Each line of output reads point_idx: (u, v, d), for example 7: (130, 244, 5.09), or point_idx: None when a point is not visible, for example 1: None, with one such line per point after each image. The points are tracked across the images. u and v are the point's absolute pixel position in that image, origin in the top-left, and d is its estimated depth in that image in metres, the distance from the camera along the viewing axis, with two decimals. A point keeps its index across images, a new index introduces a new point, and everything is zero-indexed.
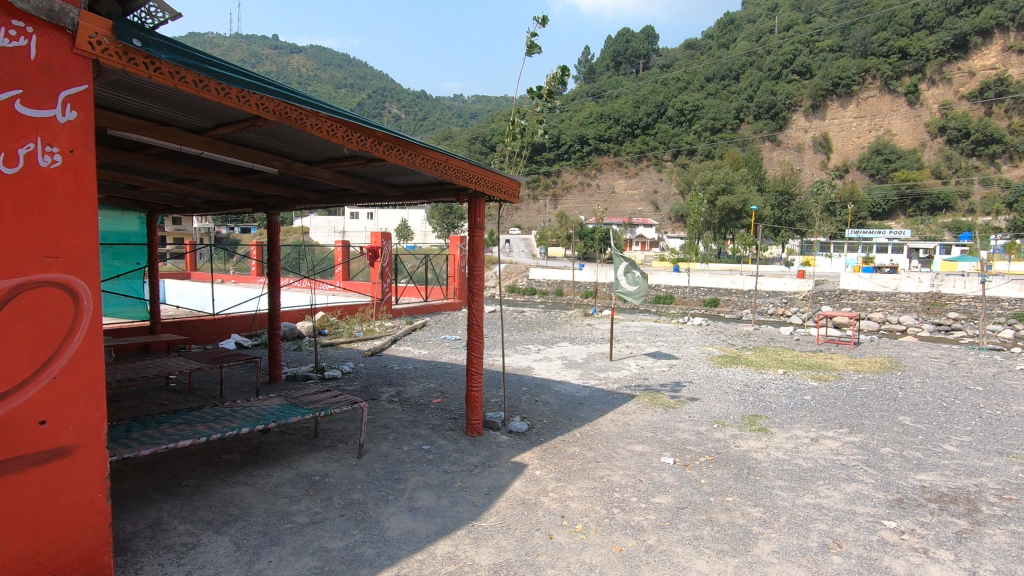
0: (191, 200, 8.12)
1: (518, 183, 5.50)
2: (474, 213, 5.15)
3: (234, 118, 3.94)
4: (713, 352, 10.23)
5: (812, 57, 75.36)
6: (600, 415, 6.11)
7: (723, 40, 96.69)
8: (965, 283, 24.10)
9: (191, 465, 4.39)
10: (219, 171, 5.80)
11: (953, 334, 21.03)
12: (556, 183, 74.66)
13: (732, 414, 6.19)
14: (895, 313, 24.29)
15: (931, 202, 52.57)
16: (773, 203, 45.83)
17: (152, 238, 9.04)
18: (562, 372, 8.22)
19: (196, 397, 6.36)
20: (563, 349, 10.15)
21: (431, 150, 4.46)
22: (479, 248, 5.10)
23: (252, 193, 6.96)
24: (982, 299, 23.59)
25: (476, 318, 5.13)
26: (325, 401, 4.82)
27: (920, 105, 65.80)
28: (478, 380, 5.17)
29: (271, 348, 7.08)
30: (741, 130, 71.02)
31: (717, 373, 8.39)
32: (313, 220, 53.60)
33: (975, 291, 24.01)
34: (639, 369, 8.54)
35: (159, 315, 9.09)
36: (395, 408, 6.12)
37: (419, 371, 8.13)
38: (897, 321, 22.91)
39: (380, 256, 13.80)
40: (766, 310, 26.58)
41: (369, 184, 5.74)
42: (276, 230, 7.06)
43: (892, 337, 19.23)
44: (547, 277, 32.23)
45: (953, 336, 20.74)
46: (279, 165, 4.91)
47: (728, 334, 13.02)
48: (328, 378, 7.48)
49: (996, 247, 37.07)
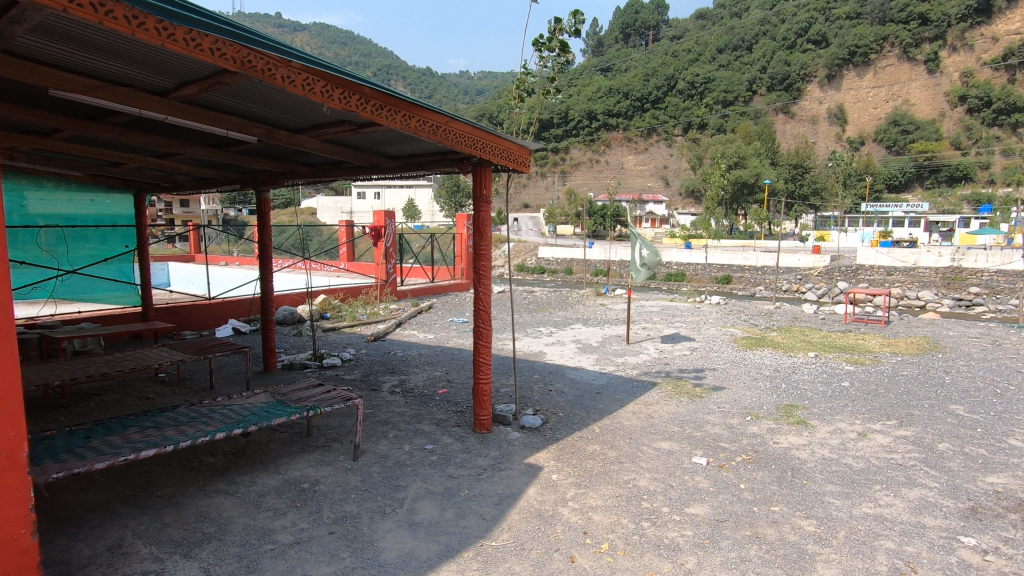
0: (178, 178, 7.56)
1: (528, 150, 4.89)
2: (479, 184, 4.56)
3: (196, 73, 3.36)
4: (736, 333, 9.65)
5: (828, 25, 72.89)
6: (620, 406, 5.59)
7: (735, 9, 93.98)
8: (987, 257, 23.20)
9: (168, 471, 3.93)
10: (199, 141, 5.24)
11: (975, 310, 20.30)
12: (564, 160, 73.49)
13: (766, 403, 5.65)
14: (914, 288, 23.49)
15: (949, 173, 50.97)
16: (787, 177, 44.73)
17: (141, 219, 8.55)
18: (577, 357, 7.67)
19: (184, 389, 5.93)
20: (577, 332, 9.62)
21: (430, 112, 3.88)
22: (484, 224, 4.53)
23: (239, 168, 6.37)
24: (1005, 273, 22.68)
25: (482, 303, 4.59)
26: (316, 398, 4.30)
27: (940, 74, 63.52)
28: (486, 372, 4.66)
29: (265, 337, 6.61)
30: (754, 103, 69.14)
31: (743, 356, 7.83)
32: (320, 201, 53.10)
33: (998, 265, 23.13)
34: (660, 353, 7.98)
35: (151, 300, 8.63)
36: (397, 401, 5.65)
37: (424, 357, 7.64)
38: (916, 297, 22.17)
39: (384, 235, 13.19)
40: (780, 287, 25.95)
41: (363, 154, 5.18)
42: (266, 209, 6.51)
43: (913, 313, 18.52)
44: (556, 255, 31.64)
45: (973, 311, 20.02)
46: (261, 132, 4.36)
47: (748, 313, 12.42)
48: (326, 367, 6.99)
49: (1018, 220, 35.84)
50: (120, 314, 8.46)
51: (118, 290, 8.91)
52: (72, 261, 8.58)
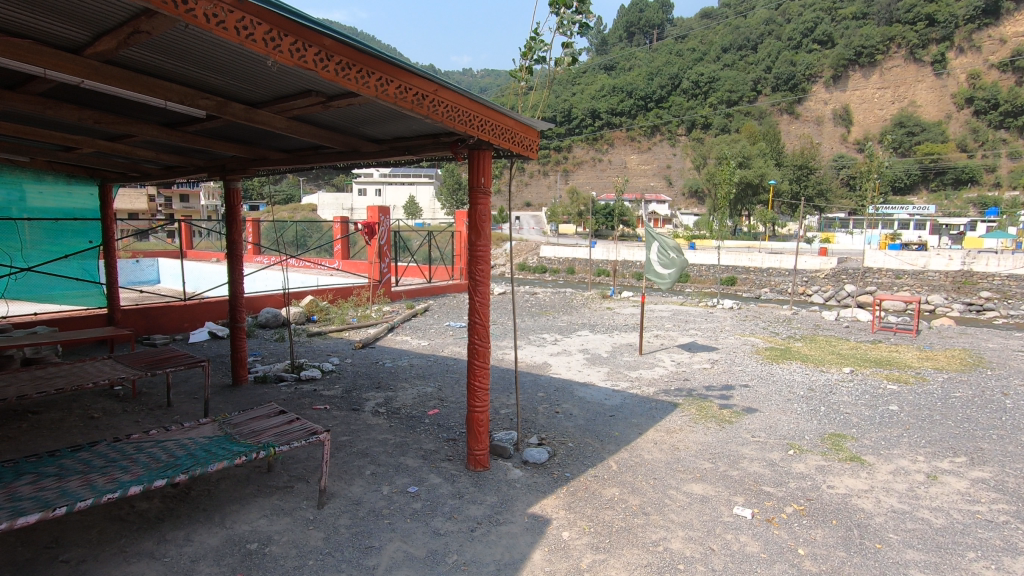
0: (143, 165, 6.76)
1: (536, 131, 4.09)
2: (476, 171, 3.75)
3: (107, 19, 2.56)
4: (757, 343, 8.85)
5: (834, 25, 71.84)
6: (638, 434, 4.82)
7: (741, 9, 92.94)
8: (999, 261, 22.24)
9: (87, 524, 3.15)
10: (151, 121, 4.45)
11: (986, 315, 19.51)
12: (567, 158, 72.64)
13: (807, 432, 4.87)
14: (923, 293, 22.66)
15: (955, 175, 49.84)
16: (790, 177, 44.37)
17: (107, 209, 7.78)
18: (585, 371, 6.88)
19: (138, 407, 5.16)
20: (584, 340, 8.82)
21: (417, 77, 3.07)
22: (482, 217, 3.74)
23: (204, 153, 5.57)
24: (1017, 277, 21.84)
25: (478, 315, 3.80)
26: (275, 431, 3.50)
27: (947, 75, 62.45)
28: (483, 399, 3.87)
29: (233, 346, 5.85)
30: (758, 102, 68.20)
31: (770, 371, 7.04)
32: (320, 198, 52.31)
33: (1011, 269, 22.24)
34: (676, 367, 7.17)
35: (118, 301, 7.88)
36: (380, 425, 4.88)
37: (416, 369, 6.85)
38: (927, 301, 21.30)
39: (377, 233, 12.37)
40: (785, 289, 25.21)
41: (339, 136, 4.39)
42: (235, 200, 5.72)
43: (926, 318, 17.73)
44: (558, 254, 30.89)
45: (984, 316, 19.21)
46: (211, 105, 3.56)
47: (765, 320, 11.61)
48: (304, 380, 6.21)
49: None
50: (82, 316, 7.68)
51: (80, 289, 8.16)
52: (27, 259, 7.83)
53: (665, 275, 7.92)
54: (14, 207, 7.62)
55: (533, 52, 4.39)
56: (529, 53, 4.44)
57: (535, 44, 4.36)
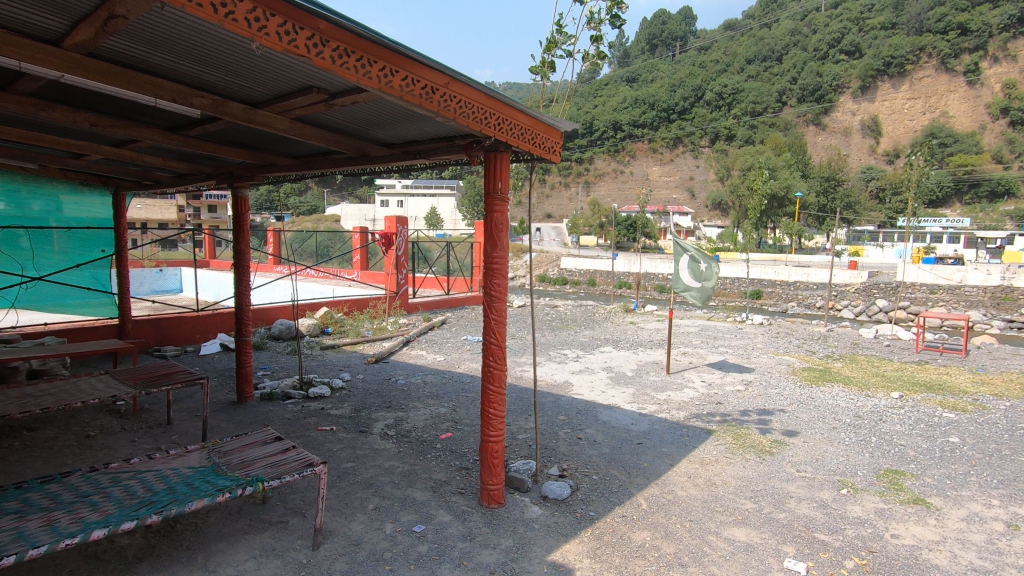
0: (156, 173, 6.60)
1: (558, 132, 3.74)
2: (493, 174, 3.39)
3: (77, 1, 2.27)
4: (793, 362, 8.30)
5: (862, 35, 70.42)
6: (669, 465, 4.38)
7: (765, 20, 91.87)
8: None
9: (57, 563, 2.83)
10: (155, 124, 4.23)
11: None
12: (589, 170, 72.26)
13: (858, 467, 4.38)
14: (959, 308, 21.65)
15: (990, 187, 48.13)
16: (818, 189, 43.37)
17: (119, 219, 7.66)
18: (610, 392, 6.43)
19: (136, 426, 4.89)
20: (608, 357, 8.38)
21: (428, 69, 2.74)
22: (498, 224, 3.39)
23: (211, 159, 5.35)
24: None
25: (494, 335, 3.43)
26: (268, 461, 3.15)
27: (981, 85, 60.56)
28: (498, 427, 3.48)
29: (238, 361, 5.57)
30: (784, 113, 67.09)
31: (810, 394, 6.53)
32: (343, 209, 52.78)
33: None
34: (707, 389, 6.67)
35: (128, 311, 7.74)
36: (389, 450, 4.53)
37: (429, 387, 6.50)
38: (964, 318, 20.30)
39: (395, 243, 12.07)
40: (812, 303, 24.39)
41: (347, 140, 4.10)
42: (243, 208, 5.48)
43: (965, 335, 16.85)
44: (579, 266, 30.50)
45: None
46: (207, 103, 3.28)
47: (798, 338, 10.99)
48: (312, 398, 5.87)
49: None
50: (91, 327, 7.52)
51: (90, 299, 8.08)
52: (36, 267, 7.68)
53: (697, 288, 7.45)
54: (51, 218, 7.92)
55: (556, 45, 4.04)
56: (551, 48, 4.10)
57: (558, 36, 4.02)
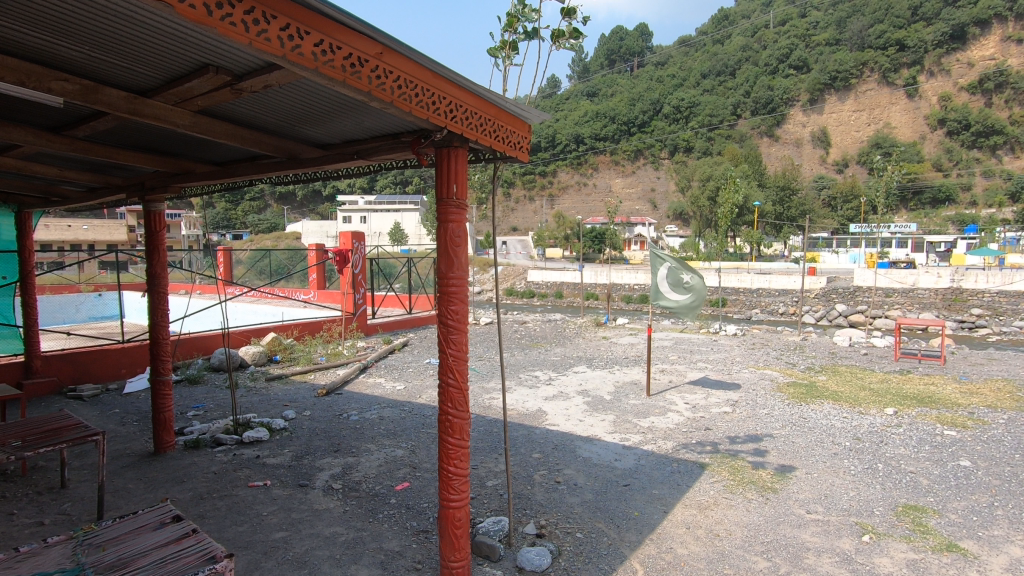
0: (60, 187, 5.69)
1: (526, 124, 3.09)
2: (446, 173, 2.71)
3: None
4: (776, 377, 7.84)
5: (809, 50, 72.95)
6: (664, 512, 3.78)
7: (718, 36, 94.52)
8: (988, 278, 21.74)
9: None
10: (30, 125, 3.41)
11: (979, 332, 18.77)
12: (551, 183, 71.66)
13: (872, 504, 3.88)
14: (914, 310, 21.94)
15: (932, 194, 50.24)
16: (774, 198, 44.40)
17: (24, 241, 6.70)
18: (588, 420, 5.80)
19: (19, 495, 3.96)
20: (583, 378, 7.75)
21: (353, 34, 2.08)
22: (454, 235, 2.72)
23: (117, 167, 4.55)
24: (1008, 294, 21.17)
25: (453, 376, 2.76)
26: (160, 557, 2.35)
27: (919, 98, 63.33)
28: (460, 490, 2.80)
29: (155, 406, 4.69)
30: (738, 126, 68.73)
31: (801, 414, 6.04)
32: (304, 226, 51.13)
33: (1000, 285, 21.65)
34: (692, 413, 6.11)
35: (37, 347, 6.76)
36: (334, 510, 3.78)
37: (387, 422, 5.76)
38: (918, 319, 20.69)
39: (351, 260, 11.17)
40: (776, 309, 24.47)
41: (268, 139, 3.38)
42: (157, 224, 4.68)
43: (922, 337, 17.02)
44: (546, 278, 30.05)
45: (978, 334, 18.47)
46: (73, 89, 2.51)
47: (775, 349, 10.59)
48: (247, 444, 5.05)
49: (1007, 241, 35.02)
50: None
51: None
52: None
53: (680, 303, 6.93)
54: None
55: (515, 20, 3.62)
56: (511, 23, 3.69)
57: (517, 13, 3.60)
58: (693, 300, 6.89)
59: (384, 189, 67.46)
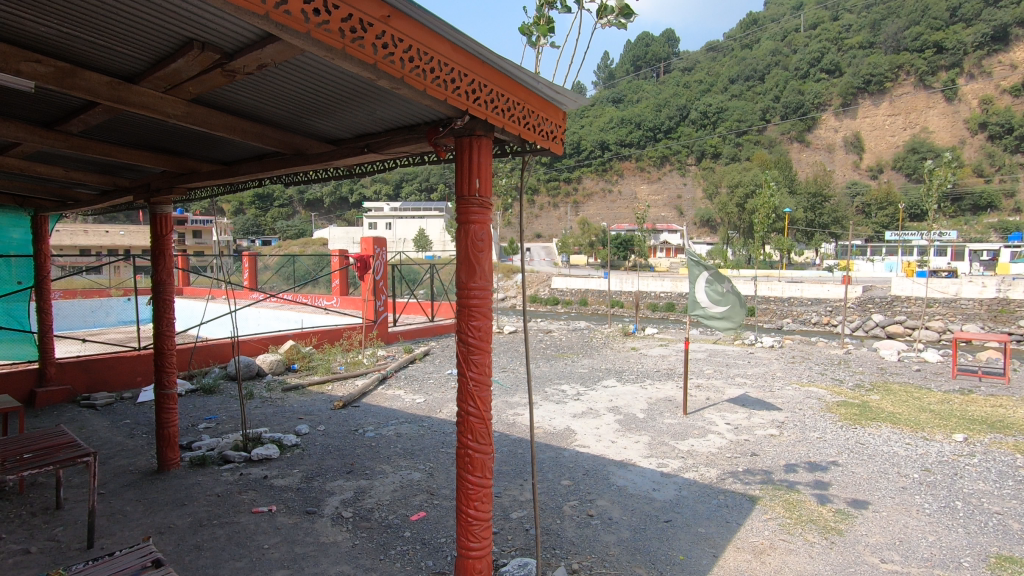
0: (75, 191, 5.50)
1: (561, 111, 2.68)
2: (466, 167, 2.32)
3: None
4: (823, 396, 7.23)
5: (842, 54, 70.91)
6: (713, 556, 3.31)
7: (746, 40, 92.76)
8: None
9: None
10: (22, 120, 3.16)
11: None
12: (577, 189, 70.05)
13: (959, 553, 3.35)
14: (956, 322, 20.73)
15: (973, 201, 48.16)
16: (805, 205, 43.02)
17: (39, 245, 6.55)
18: (622, 441, 5.34)
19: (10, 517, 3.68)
20: (613, 394, 7.27)
21: None
22: (476, 239, 2.33)
23: (122, 167, 4.31)
24: None
25: (473, 403, 2.35)
26: None
27: (958, 101, 60.82)
28: (480, 536, 2.38)
29: (159, 420, 4.41)
30: (767, 131, 67.17)
31: (857, 439, 5.46)
32: (331, 232, 51.61)
33: None
34: (735, 435, 5.59)
35: (52, 353, 6.62)
36: (343, 543, 3.41)
37: (405, 440, 5.40)
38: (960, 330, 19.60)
39: (371, 266, 10.91)
40: (808, 319, 23.49)
41: (272, 133, 3.07)
42: (164, 227, 4.42)
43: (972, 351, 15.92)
44: (570, 286, 29.55)
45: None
46: (47, 72, 2.20)
47: (817, 364, 9.89)
48: (255, 462, 4.73)
49: None
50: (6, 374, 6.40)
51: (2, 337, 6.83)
52: None
53: (719, 316, 6.46)
54: None
55: None
56: None
57: None
58: (731, 313, 6.43)
59: (409, 196, 67.87)
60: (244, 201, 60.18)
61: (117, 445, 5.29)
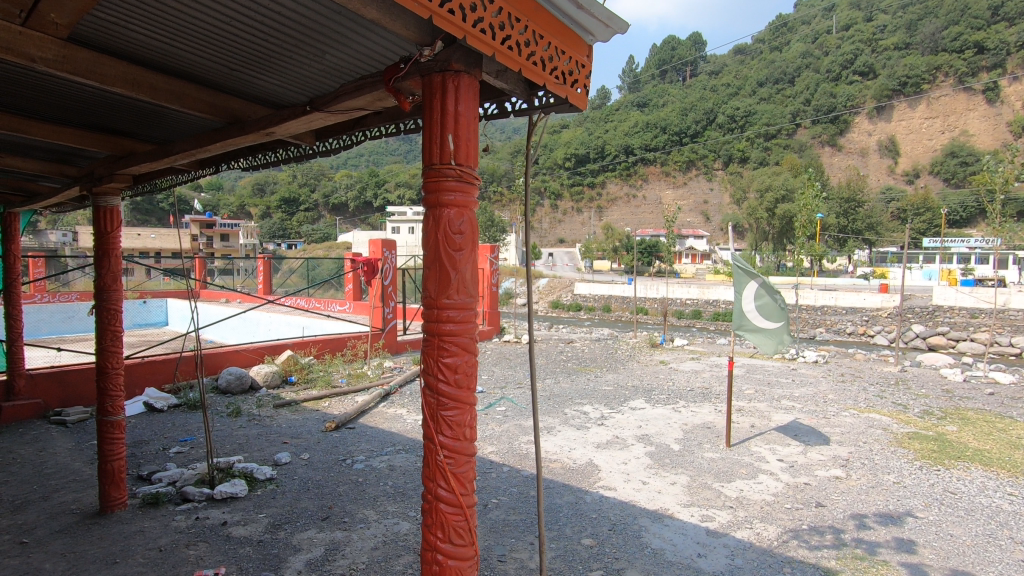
0: (34, 183, 4.86)
1: (583, 44, 1.84)
2: (440, 117, 1.51)
3: None
4: (890, 426, 6.19)
5: (875, 55, 68.00)
6: None
7: (777, 43, 90.19)
8: None
9: None
10: None
11: None
12: (601, 195, 69.14)
13: None
14: (1005, 334, 18.94)
15: (1017, 206, 45.36)
16: (837, 211, 41.01)
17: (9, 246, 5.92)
18: (655, 482, 4.46)
19: None
20: (642, 418, 6.35)
21: None
22: (452, 230, 1.51)
23: (60, 150, 3.68)
24: None
25: (443, 476, 1.53)
26: None
27: (1001, 103, 57.49)
28: None
29: (102, 453, 3.70)
30: (798, 135, 64.90)
31: (946, 486, 4.45)
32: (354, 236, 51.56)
33: None
34: (792, 477, 4.64)
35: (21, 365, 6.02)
36: None
37: (398, 473, 4.61)
38: (1010, 344, 17.91)
39: (380, 270, 10.18)
40: (842, 329, 22.03)
41: (198, 96, 2.36)
42: (110, 223, 3.74)
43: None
44: (593, 291, 28.53)
45: None
46: None
47: (873, 386, 8.64)
48: (216, 502, 3.98)
49: None
50: None
51: None
52: None
53: (768, 331, 5.52)
54: None
55: None
56: None
57: None
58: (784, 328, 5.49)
59: None
60: (271, 204, 60.90)
61: (70, 475, 4.60)
